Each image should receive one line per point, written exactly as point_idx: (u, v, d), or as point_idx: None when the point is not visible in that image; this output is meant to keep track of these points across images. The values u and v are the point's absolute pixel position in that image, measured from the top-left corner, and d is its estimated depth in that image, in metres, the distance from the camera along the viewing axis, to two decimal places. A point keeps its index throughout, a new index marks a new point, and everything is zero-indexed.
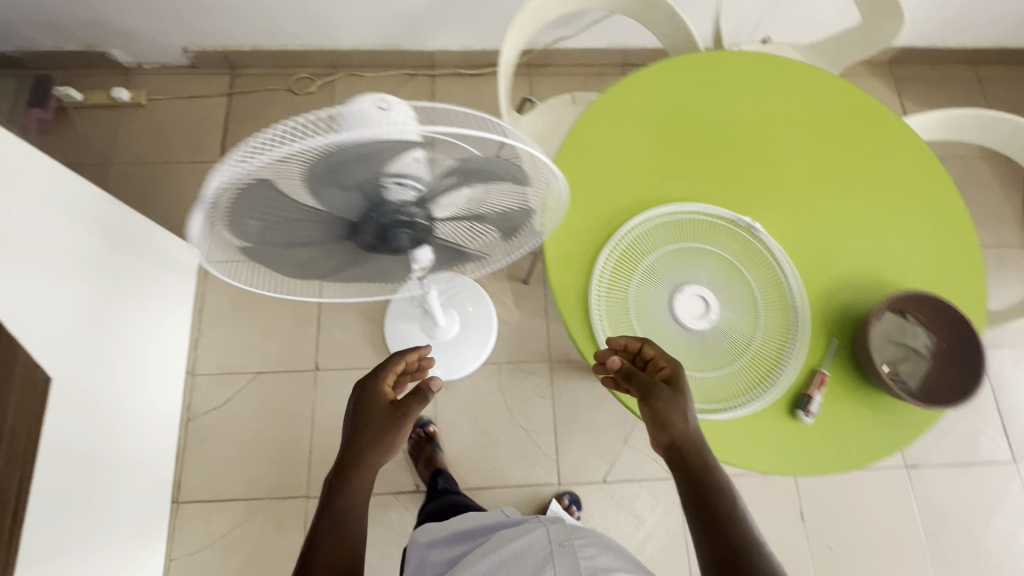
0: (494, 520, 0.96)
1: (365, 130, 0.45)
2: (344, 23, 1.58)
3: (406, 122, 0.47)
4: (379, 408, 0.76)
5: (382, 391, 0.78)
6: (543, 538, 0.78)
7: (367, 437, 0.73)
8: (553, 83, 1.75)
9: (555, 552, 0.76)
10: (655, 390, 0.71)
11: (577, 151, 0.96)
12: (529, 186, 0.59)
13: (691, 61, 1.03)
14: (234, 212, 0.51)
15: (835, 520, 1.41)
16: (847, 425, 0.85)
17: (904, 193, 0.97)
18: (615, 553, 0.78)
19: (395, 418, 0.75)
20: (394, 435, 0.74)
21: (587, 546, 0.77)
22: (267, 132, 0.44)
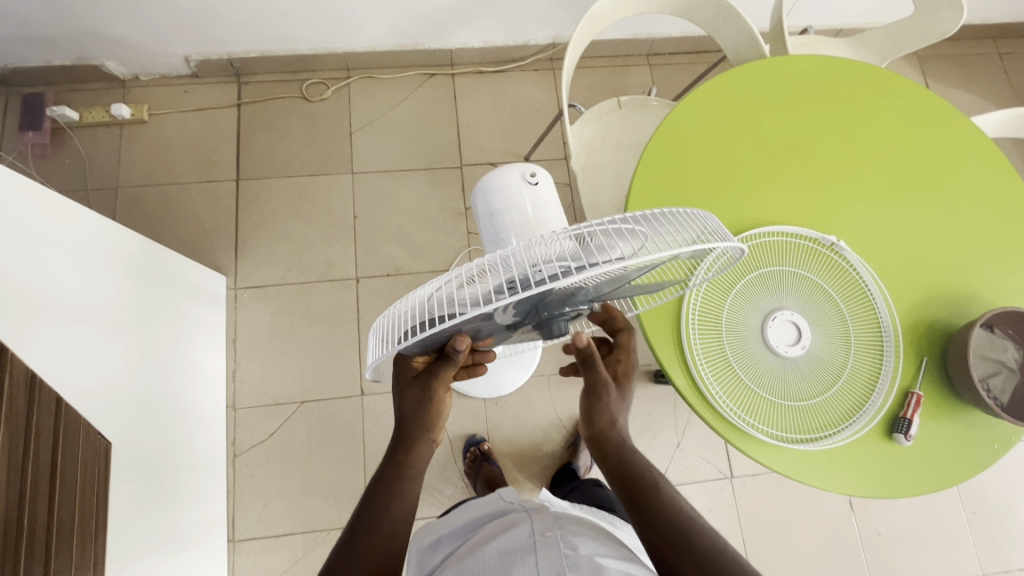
0: (492, 505, 0.82)
1: (528, 275, 0.44)
2: (362, 24, 1.48)
3: (563, 256, 0.45)
4: (407, 380, 0.65)
5: (411, 365, 0.65)
6: (524, 533, 0.67)
7: (408, 410, 0.66)
8: (579, 76, 1.68)
9: (537, 545, 0.64)
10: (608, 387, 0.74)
11: (654, 172, 0.92)
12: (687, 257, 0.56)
13: (764, 65, 1.00)
14: (409, 344, 0.54)
15: (885, 507, 1.42)
16: (933, 444, 0.86)
17: (984, 205, 0.96)
18: (608, 537, 0.68)
19: (427, 392, 0.65)
20: (432, 404, 0.66)
21: (575, 536, 0.66)
22: (441, 289, 0.46)
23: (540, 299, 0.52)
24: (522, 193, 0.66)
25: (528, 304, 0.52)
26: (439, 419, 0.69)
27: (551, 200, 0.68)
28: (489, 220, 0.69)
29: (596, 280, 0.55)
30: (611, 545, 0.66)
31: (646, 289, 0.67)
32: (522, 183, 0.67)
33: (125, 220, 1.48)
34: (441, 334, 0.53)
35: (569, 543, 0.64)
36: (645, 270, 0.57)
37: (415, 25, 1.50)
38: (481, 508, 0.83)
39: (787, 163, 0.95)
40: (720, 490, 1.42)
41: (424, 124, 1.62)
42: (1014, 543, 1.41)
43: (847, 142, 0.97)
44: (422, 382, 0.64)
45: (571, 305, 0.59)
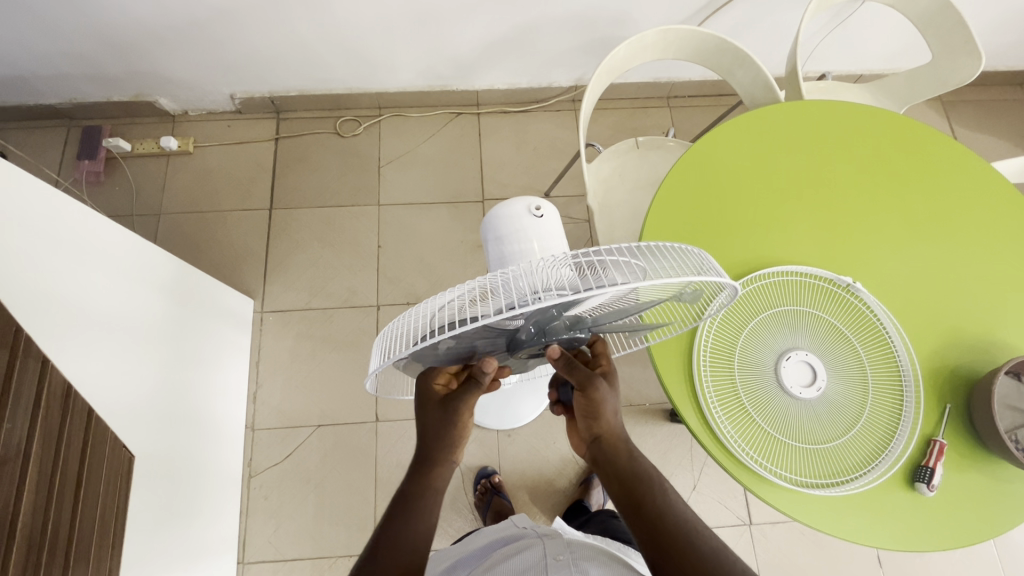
0: (506, 532, 0.82)
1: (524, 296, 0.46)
2: (395, 66, 1.57)
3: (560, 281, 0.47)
4: (433, 401, 0.68)
5: (435, 387, 0.68)
6: (537, 555, 0.68)
7: (433, 431, 0.68)
8: (600, 116, 1.74)
9: (549, 567, 0.66)
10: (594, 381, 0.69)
11: (669, 208, 0.94)
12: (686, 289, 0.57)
13: (779, 109, 1.02)
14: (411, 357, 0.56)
15: (917, 564, 1.35)
16: (963, 493, 0.82)
17: (1006, 250, 0.94)
18: (619, 562, 0.69)
19: (453, 414, 0.68)
20: (456, 425, 0.69)
21: (586, 561, 0.67)
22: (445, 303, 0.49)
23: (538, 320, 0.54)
24: (524, 225, 0.69)
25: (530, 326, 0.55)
26: (459, 440, 0.71)
27: (552, 231, 0.71)
28: (493, 245, 0.72)
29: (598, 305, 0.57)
30: (623, 569, 0.67)
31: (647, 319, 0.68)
32: (526, 216, 0.69)
33: (165, 244, 1.56)
34: (441, 347, 0.54)
35: (579, 567, 0.65)
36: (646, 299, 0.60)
37: (445, 67, 1.59)
38: (497, 535, 0.83)
39: (801, 203, 0.96)
40: (738, 537, 1.37)
41: (448, 159, 1.69)
42: None
43: (864, 185, 0.98)
44: (448, 402, 0.68)
45: (571, 331, 0.61)
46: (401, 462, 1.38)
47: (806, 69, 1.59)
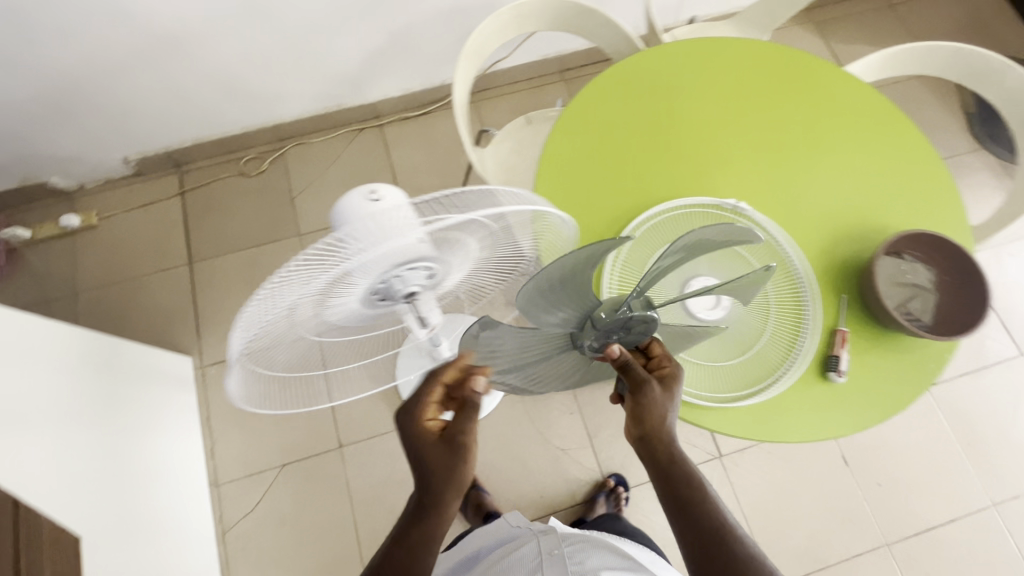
0: (495, 534, 0.93)
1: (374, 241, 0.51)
2: (282, 94, 1.56)
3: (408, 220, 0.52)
4: (428, 440, 0.68)
5: (426, 422, 0.69)
6: (533, 551, 0.82)
7: (435, 469, 0.67)
8: (499, 104, 1.77)
9: (545, 564, 0.80)
10: (648, 389, 0.70)
11: (553, 178, 0.98)
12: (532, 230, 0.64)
13: (640, 58, 1.06)
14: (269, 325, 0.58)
15: (877, 455, 1.42)
16: (875, 372, 0.87)
17: (873, 144, 1.00)
18: (608, 548, 0.83)
19: (452, 447, 0.67)
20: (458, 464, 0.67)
21: (582, 553, 0.81)
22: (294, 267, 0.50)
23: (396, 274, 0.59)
24: (365, 211, 0.56)
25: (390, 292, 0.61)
26: (463, 483, 0.67)
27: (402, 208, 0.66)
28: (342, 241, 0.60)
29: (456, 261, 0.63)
30: (612, 557, 0.82)
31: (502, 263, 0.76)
32: (364, 213, 0.54)
33: (88, 323, 1.52)
34: (531, 287, 0.60)
35: (573, 558, 0.80)
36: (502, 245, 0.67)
37: (333, 85, 1.59)
38: (493, 537, 0.93)
39: (677, 144, 1.00)
40: (711, 471, 1.41)
41: (360, 175, 1.69)
42: (1000, 462, 1.42)
43: (733, 113, 1.02)
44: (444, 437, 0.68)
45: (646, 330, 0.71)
46: (372, 480, 1.38)
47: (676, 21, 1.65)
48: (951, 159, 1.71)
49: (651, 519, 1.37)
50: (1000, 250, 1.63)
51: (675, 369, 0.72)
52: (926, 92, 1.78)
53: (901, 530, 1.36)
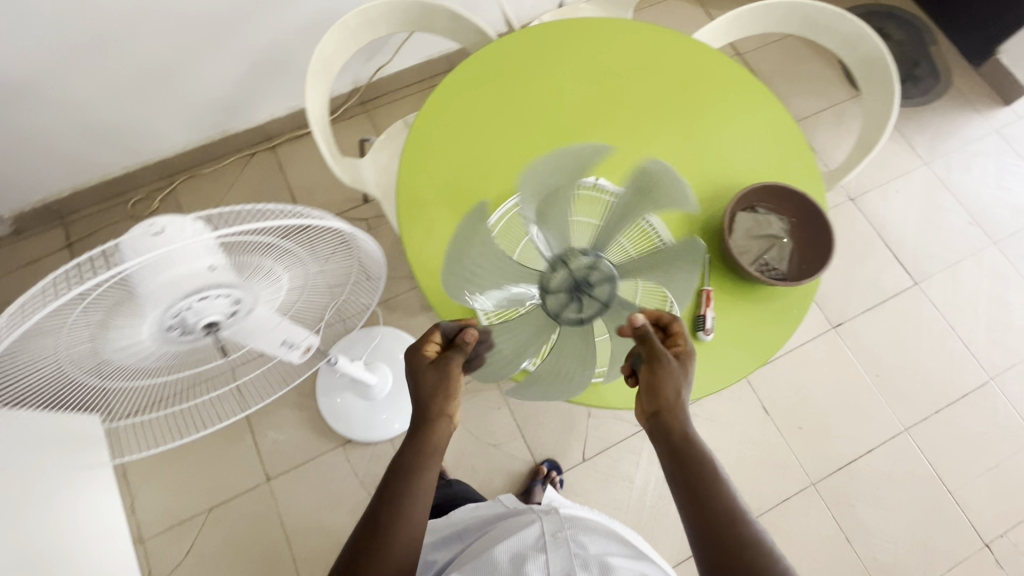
0: (495, 514, 0.99)
1: (144, 256, 0.48)
2: (159, 127, 1.50)
3: (186, 232, 0.50)
4: (425, 367, 0.71)
5: (426, 349, 0.72)
6: (536, 532, 0.85)
7: (429, 390, 0.70)
8: (392, 110, 1.75)
9: (548, 543, 0.83)
10: (664, 358, 0.68)
11: (414, 179, 0.96)
12: (341, 243, 0.63)
13: (491, 50, 1.05)
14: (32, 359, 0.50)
15: (794, 400, 1.47)
16: (742, 323, 0.90)
17: (724, 106, 1.03)
18: (608, 535, 0.87)
19: (443, 375, 0.70)
20: (446, 390, 0.70)
21: (583, 536, 0.85)
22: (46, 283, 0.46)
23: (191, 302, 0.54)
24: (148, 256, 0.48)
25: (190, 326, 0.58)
26: (449, 409, 0.71)
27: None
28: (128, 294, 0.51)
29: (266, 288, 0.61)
30: (614, 544, 0.85)
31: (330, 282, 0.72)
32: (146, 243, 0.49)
33: None
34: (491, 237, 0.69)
35: (575, 541, 0.83)
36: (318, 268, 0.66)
37: (212, 112, 1.54)
38: (492, 514, 1.00)
39: (538, 128, 1.00)
40: (641, 441, 1.44)
41: (258, 201, 1.64)
42: (907, 388, 1.50)
43: (589, 92, 1.03)
44: (439, 365, 0.70)
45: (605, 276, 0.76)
46: (306, 507, 1.36)
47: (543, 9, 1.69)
48: (832, 109, 1.79)
49: (588, 497, 1.39)
50: (885, 188, 1.71)
51: (690, 347, 0.71)
52: (803, 47, 1.85)
53: (824, 468, 1.42)
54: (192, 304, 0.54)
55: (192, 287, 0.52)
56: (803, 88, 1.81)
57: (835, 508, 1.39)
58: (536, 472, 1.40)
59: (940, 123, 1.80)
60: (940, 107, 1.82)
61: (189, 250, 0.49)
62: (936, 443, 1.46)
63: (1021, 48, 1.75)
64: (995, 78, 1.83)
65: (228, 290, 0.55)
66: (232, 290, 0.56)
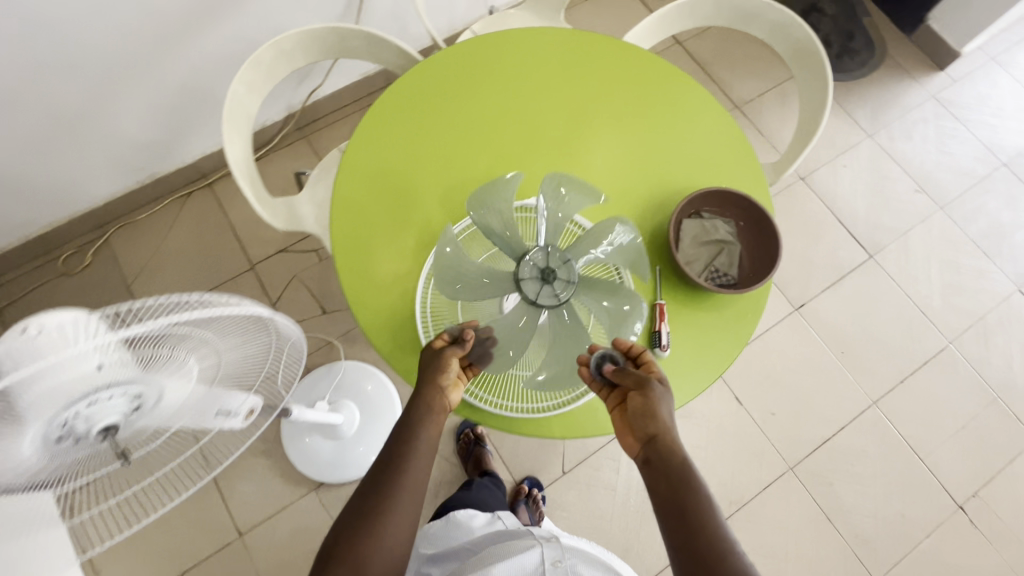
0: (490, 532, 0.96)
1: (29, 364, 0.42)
2: (79, 179, 1.41)
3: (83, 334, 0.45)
4: (428, 360, 0.73)
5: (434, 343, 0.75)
6: (537, 558, 0.83)
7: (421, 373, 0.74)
8: (332, 133, 1.68)
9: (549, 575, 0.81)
10: (653, 384, 0.69)
11: (347, 220, 0.91)
12: (257, 326, 0.61)
13: (415, 71, 0.99)
14: None
15: (764, 386, 1.48)
16: (699, 333, 0.88)
17: (660, 111, 1.01)
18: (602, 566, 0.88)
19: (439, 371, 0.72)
20: (440, 383, 0.73)
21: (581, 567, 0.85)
22: None
23: (83, 407, 0.47)
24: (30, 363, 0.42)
25: (84, 435, 0.50)
26: (444, 402, 0.73)
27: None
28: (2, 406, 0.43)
29: (177, 384, 0.55)
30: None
31: (250, 371, 0.66)
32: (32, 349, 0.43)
33: None
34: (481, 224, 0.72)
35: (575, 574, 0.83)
36: (234, 350, 0.61)
37: (136, 156, 1.45)
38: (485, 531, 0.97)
39: (474, 152, 0.96)
40: (619, 447, 1.43)
41: (199, 243, 1.56)
42: (872, 362, 1.53)
43: (523, 109, 0.99)
44: (435, 360, 0.73)
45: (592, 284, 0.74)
46: (284, 559, 1.31)
47: (474, 15, 1.65)
48: (775, 90, 1.79)
49: (572, 510, 1.38)
50: (833, 165, 1.73)
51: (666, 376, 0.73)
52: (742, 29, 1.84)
53: (800, 451, 1.43)
54: (80, 409, 0.47)
55: (79, 390, 0.46)
56: (746, 71, 1.80)
57: (814, 489, 1.41)
58: (518, 492, 1.37)
59: (880, 94, 1.83)
60: (878, 78, 1.84)
61: (83, 354, 0.44)
62: (904, 412, 1.49)
63: (950, 13, 1.78)
64: (927, 44, 1.86)
65: (124, 387, 0.49)
66: (130, 387, 0.50)
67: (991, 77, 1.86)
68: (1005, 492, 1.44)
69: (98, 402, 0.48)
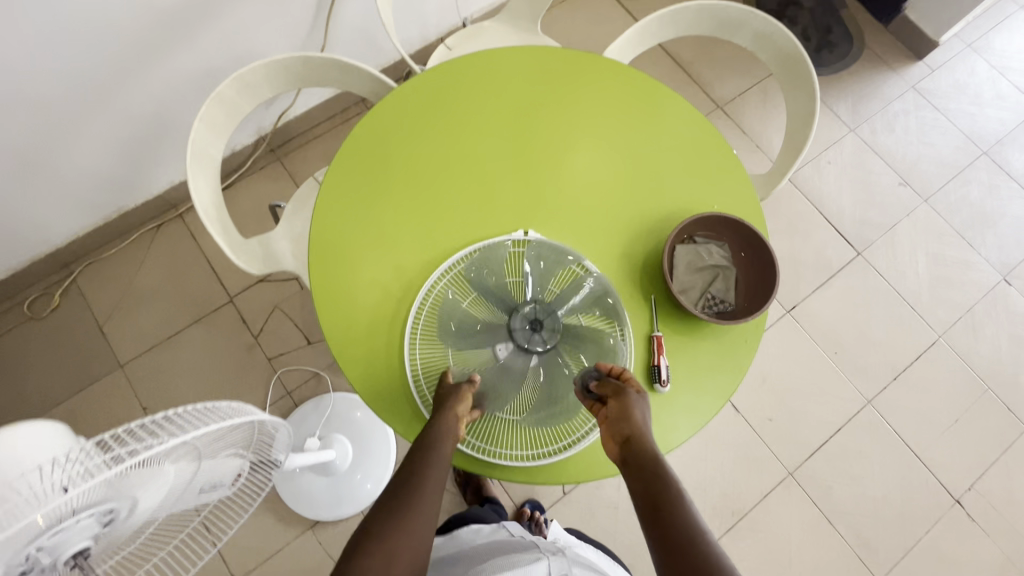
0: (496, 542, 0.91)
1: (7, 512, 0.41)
2: (40, 220, 1.34)
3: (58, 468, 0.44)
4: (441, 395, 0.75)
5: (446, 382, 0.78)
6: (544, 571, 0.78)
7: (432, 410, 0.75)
8: (307, 153, 1.62)
9: None
10: (625, 392, 0.72)
11: (326, 264, 0.87)
12: (242, 426, 0.60)
13: (388, 101, 0.95)
14: None
15: (761, 392, 1.47)
16: (697, 363, 0.87)
17: (645, 129, 0.97)
18: None
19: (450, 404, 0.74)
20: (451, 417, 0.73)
21: None
22: None
23: (57, 535, 0.46)
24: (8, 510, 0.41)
25: (51, 562, 0.49)
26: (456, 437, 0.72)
27: (41, 444, 0.50)
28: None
29: (154, 492, 0.53)
30: None
31: (231, 461, 0.65)
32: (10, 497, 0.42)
33: None
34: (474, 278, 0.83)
35: None
36: (219, 444, 0.58)
37: (99, 192, 1.38)
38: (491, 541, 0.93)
39: (454, 184, 0.92)
40: None
41: (173, 277, 1.50)
42: (866, 360, 1.53)
43: (503, 135, 0.95)
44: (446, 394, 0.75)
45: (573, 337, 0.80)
46: None
47: (447, 25, 1.59)
48: (757, 88, 1.76)
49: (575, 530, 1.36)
50: (818, 163, 1.71)
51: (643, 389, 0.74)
52: None
53: (798, 456, 1.43)
54: (44, 541, 0.45)
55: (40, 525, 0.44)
56: (727, 70, 1.78)
57: (814, 493, 1.41)
58: (519, 515, 1.35)
59: (860, 87, 1.81)
60: (857, 71, 1.83)
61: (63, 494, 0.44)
62: (899, 409, 1.49)
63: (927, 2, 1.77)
64: (904, 34, 1.85)
65: (96, 509, 0.48)
66: (102, 507, 0.48)
67: (968, 64, 1.86)
68: (999, 483, 1.46)
69: (74, 527, 0.47)
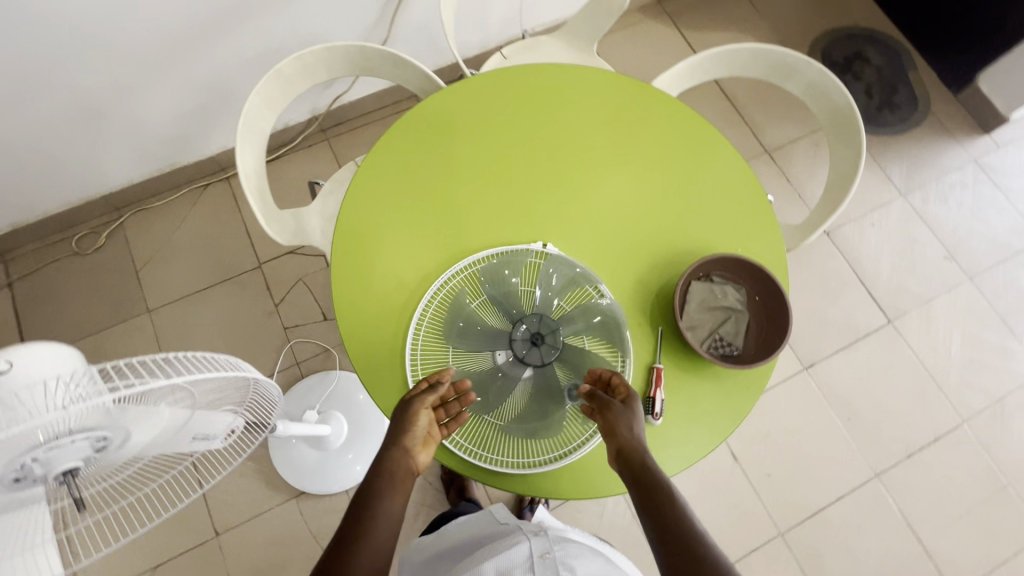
0: (484, 529, 0.90)
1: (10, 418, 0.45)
2: (100, 164, 1.42)
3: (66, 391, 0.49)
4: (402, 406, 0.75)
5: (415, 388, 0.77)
6: (523, 551, 0.76)
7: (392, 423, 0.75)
8: (354, 138, 1.68)
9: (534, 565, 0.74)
10: (607, 402, 0.74)
11: (349, 246, 0.90)
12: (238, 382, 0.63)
13: (433, 101, 0.98)
14: None
15: (764, 445, 1.43)
16: (694, 401, 0.86)
17: (681, 164, 0.98)
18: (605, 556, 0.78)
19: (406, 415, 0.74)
20: (409, 427, 0.73)
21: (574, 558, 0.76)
22: None
23: (52, 452, 0.50)
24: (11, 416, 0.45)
25: (41, 478, 0.52)
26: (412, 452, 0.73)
27: None
28: None
29: (146, 430, 0.56)
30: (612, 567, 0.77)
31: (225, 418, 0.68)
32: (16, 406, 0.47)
33: None
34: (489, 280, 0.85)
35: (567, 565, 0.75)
36: (213, 396, 0.61)
37: (157, 146, 1.46)
38: (479, 530, 0.91)
39: (483, 190, 0.93)
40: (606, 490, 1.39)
41: (211, 236, 1.57)
42: (879, 432, 1.47)
43: (539, 150, 0.96)
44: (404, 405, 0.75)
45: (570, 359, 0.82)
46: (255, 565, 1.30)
47: (507, 34, 1.63)
48: (809, 139, 1.73)
49: None
50: (860, 222, 1.67)
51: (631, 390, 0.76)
52: None
53: (792, 517, 1.39)
54: (39, 454, 0.49)
55: (38, 438, 0.47)
56: (781, 116, 1.75)
57: (803, 560, 1.36)
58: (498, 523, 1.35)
59: (917, 152, 1.76)
60: (918, 135, 1.77)
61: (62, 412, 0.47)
62: (907, 489, 1.43)
63: (1001, 76, 1.71)
64: (973, 105, 1.79)
65: (90, 436, 0.51)
66: (97, 435, 0.52)
67: None
68: None
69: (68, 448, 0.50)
